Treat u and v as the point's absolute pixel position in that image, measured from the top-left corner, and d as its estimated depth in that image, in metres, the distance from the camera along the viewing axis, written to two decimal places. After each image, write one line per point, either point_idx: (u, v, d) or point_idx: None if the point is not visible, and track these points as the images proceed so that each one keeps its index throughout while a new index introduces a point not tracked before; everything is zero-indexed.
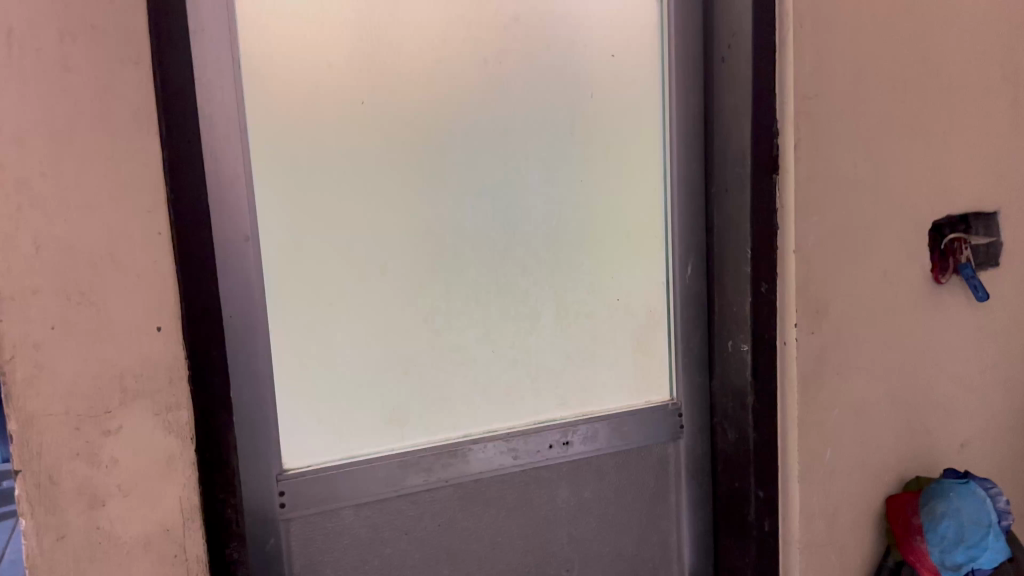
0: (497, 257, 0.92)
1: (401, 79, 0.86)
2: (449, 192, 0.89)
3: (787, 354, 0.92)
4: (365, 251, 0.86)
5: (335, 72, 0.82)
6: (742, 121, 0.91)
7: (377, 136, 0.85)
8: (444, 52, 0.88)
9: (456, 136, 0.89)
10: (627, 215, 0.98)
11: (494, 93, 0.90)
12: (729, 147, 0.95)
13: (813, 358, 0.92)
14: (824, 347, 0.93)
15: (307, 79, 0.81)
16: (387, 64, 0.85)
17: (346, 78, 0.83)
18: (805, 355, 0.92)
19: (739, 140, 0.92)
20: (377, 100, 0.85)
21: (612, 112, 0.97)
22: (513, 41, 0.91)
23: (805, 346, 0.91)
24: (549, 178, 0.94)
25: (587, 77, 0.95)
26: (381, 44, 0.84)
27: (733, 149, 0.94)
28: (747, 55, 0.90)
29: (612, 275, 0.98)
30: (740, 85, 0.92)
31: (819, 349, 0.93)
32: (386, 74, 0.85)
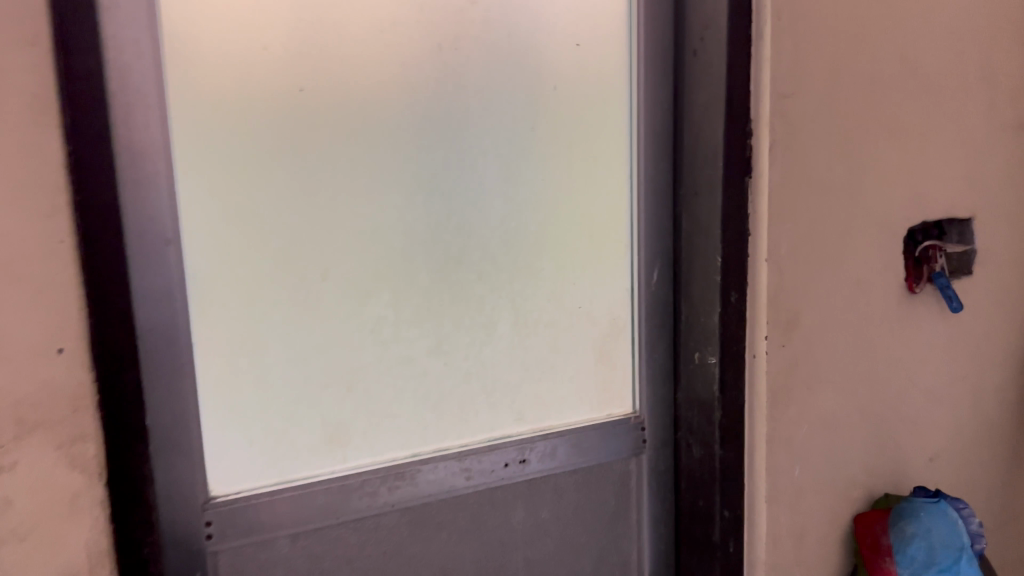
0: (450, 263, 0.85)
1: (344, 67, 0.77)
2: (397, 191, 0.81)
3: (757, 370, 0.87)
4: (303, 256, 0.77)
5: (270, 57, 0.74)
6: (716, 120, 0.85)
7: (316, 130, 0.77)
8: (393, 38, 0.79)
9: (405, 130, 0.81)
10: (591, 217, 0.91)
11: (448, 84, 0.83)
12: (701, 147, 0.88)
13: (784, 373, 0.88)
14: (795, 360, 0.88)
15: (239, 65, 0.72)
16: (330, 48, 0.77)
17: (282, 64, 0.74)
18: (776, 371, 0.87)
19: (711, 140, 0.86)
20: (318, 89, 0.76)
21: (575, 107, 0.89)
22: (469, 27, 0.83)
23: (776, 361, 0.87)
24: (508, 176, 0.87)
25: (549, 68, 0.87)
26: (323, 26, 0.76)
27: (705, 151, 0.88)
28: (722, 51, 0.84)
29: (574, 281, 0.91)
30: (713, 82, 0.86)
31: (790, 363, 0.88)
32: (327, 62, 0.76)
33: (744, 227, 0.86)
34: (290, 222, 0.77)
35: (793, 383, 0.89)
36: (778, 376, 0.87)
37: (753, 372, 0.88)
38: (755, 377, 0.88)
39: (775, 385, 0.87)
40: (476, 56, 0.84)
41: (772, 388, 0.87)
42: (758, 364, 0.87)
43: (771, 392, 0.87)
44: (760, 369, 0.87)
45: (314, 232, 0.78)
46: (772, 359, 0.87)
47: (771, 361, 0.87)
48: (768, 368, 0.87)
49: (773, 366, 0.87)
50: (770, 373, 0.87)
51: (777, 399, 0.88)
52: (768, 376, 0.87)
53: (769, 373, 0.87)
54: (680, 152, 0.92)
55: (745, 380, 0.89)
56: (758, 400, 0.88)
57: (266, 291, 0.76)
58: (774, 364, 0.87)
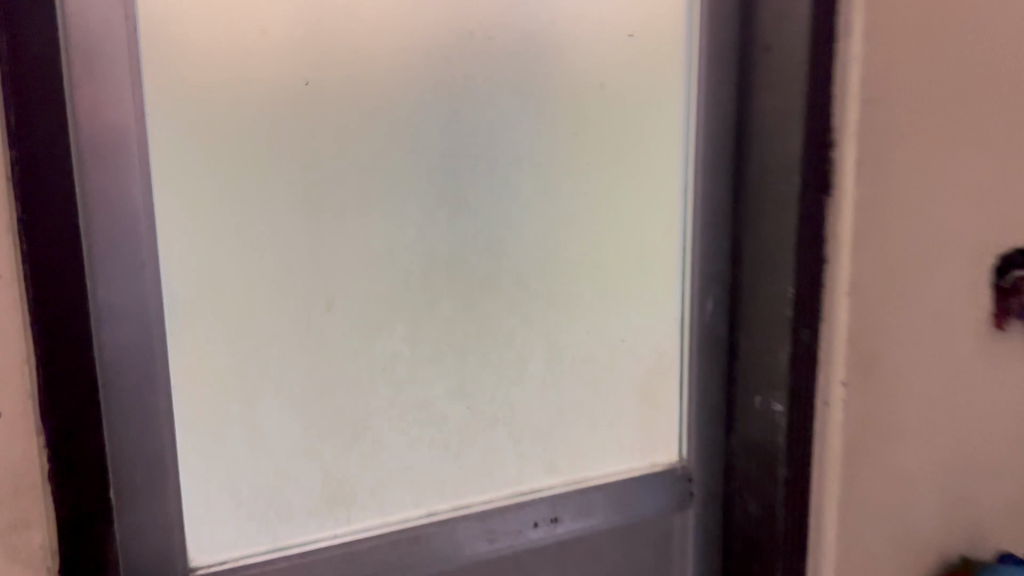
0: (477, 289, 0.73)
1: (358, 56, 0.65)
2: (416, 205, 0.69)
3: (831, 421, 0.75)
4: (304, 280, 0.66)
5: (270, 43, 0.62)
6: (791, 130, 0.73)
7: (323, 132, 0.65)
8: (416, 24, 0.67)
9: (427, 133, 0.69)
10: (639, 237, 0.79)
11: (479, 79, 0.70)
12: (772, 161, 0.76)
13: (863, 424, 0.76)
14: (874, 409, 0.76)
15: (235, 50, 0.61)
16: (339, 33, 0.64)
17: (284, 50, 0.63)
18: (852, 423, 0.75)
19: (788, 155, 0.74)
20: (325, 83, 0.64)
21: (624, 109, 0.76)
22: (507, 11, 0.70)
23: (852, 410, 0.75)
24: (544, 189, 0.74)
25: (595, 63, 0.74)
26: (334, 7, 0.64)
27: (778, 165, 0.75)
28: (801, 49, 0.71)
29: (617, 311, 0.79)
30: (791, 85, 0.73)
31: (869, 413, 0.76)
32: (338, 51, 0.64)
33: (819, 256, 0.74)
34: (289, 241, 0.65)
35: (871, 436, 0.77)
36: (854, 428, 0.75)
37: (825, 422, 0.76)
38: (827, 429, 0.76)
39: (851, 438, 0.75)
40: (513, 46, 0.71)
41: (847, 442, 0.75)
42: (831, 414, 0.75)
43: (846, 447, 0.75)
44: (836, 419, 0.75)
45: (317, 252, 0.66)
46: (848, 409, 0.75)
47: (847, 411, 0.75)
48: (844, 420, 0.75)
49: (848, 416, 0.75)
50: (845, 424, 0.75)
51: (853, 454, 0.76)
52: (844, 429, 0.75)
53: (845, 425, 0.75)
54: (742, 166, 0.79)
55: (817, 433, 0.77)
56: (832, 456, 0.76)
57: (258, 323, 0.64)
58: (850, 415, 0.75)
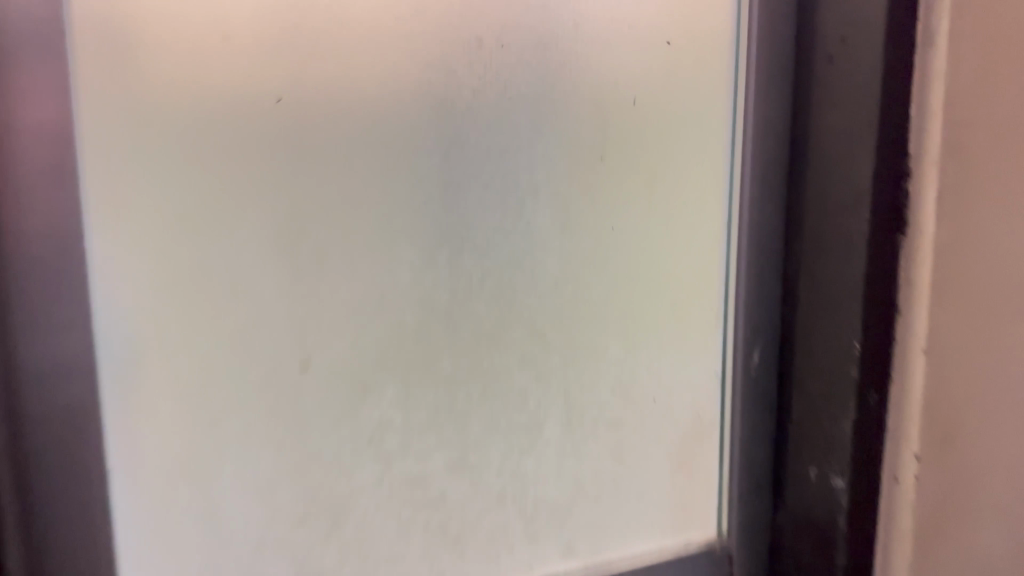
0: (485, 342, 0.61)
1: (343, 67, 0.54)
2: (410, 245, 0.58)
3: (906, 501, 0.63)
4: (278, 335, 0.55)
5: (235, 52, 0.51)
6: (858, 158, 0.60)
7: (299, 157, 0.54)
8: (413, 29, 0.56)
9: (425, 160, 0.57)
10: (675, 279, 0.67)
11: (487, 95, 0.59)
12: (838, 192, 0.62)
13: (947, 504, 0.63)
14: (962, 487, 0.63)
15: (192, 61, 0.51)
16: (320, 41, 0.53)
17: (251, 61, 0.52)
18: (933, 502, 0.62)
19: (855, 186, 0.60)
20: (303, 100, 0.53)
21: (658, 130, 0.64)
22: (521, 14, 0.59)
23: (933, 488, 0.62)
24: (565, 223, 0.63)
25: (630, 74, 0.63)
26: (313, 8, 0.53)
27: (841, 198, 0.62)
28: (869, 60, 0.58)
29: (648, 367, 0.67)
30: (860, 102, 0.59)
31: (956, 492, 0.63)
32: (318, 61, 0.53)
33: (891, 303, 0.62)
34: (257, 289, 0.54)
35: (958, 517, 0.63)
36: (934, 508, 0.63)
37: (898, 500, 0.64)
38: (900, 509, 0.63)
39: (931, 520, 0.63)
40: (529, 56, 0.60)
41: (924, 525, 0.63)
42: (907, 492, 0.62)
43: (922, 530, 0.63)
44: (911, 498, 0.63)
45: (291, 303, 0.55)
46: (926, 486, 0.62)
47: (926, 490, 0.62)
48: (922, 500, 0.62)
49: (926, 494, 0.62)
50: (922, 504, 0.62)
51: (932, 539, 0.63)
52: (921, 509, 0.62)
53: (922, 505, 0.62)
54: (797, 196, 0.66)
55: (891, 514, 0.64)
56: (906, 541, 0.63)
57: (218, 390, 0.54)
58: (928, 493, 0.62)
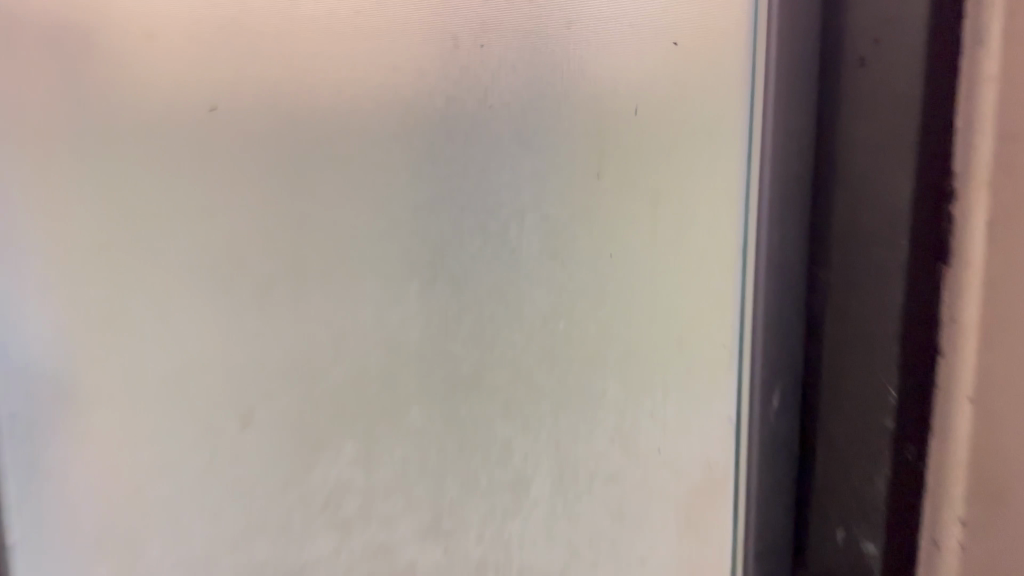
0: (460, 391, 0.53)
1: (287, 71, 0.47)
2: (370, 276, 0.50)
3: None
4: (218, 379, 0.49)
5: (167, 63, 0.46)
6: (896, 112, 0.40)
7: (236, 174, 0.47)
8: (372, 25, 0.48)
9: (389, 181, 0.49)
10: (688, 328, 0.53)
11: (463, 102, 0.50)
12: (869, 213, 0.42)
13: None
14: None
15: (120, 71, 0.46)
16: (265, 50, 0.47)
17: (185, 72, 0.46)
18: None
19: (888, 145, 0.41)
20: (243, 115, 0.47)
21: (670, 145, 0.51)
22: (498, 9, 0.49)
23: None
24: (555, 252, 0.52)
25: (631, 81, 0.50)
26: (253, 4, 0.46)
27: (871, 161, 0.42)
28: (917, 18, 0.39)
29: (654, 418, 0.55)
30: (899, 86, 0.40)
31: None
32: (256, 64, 0.46)
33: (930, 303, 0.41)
34: (191, 324, 0.48)
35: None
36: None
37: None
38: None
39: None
40: (511, 59, 0.50)
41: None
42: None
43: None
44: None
45: (230, 348, 0.49)
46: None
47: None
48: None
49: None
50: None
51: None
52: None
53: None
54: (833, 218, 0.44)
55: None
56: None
57: (149, 437, 0.49)
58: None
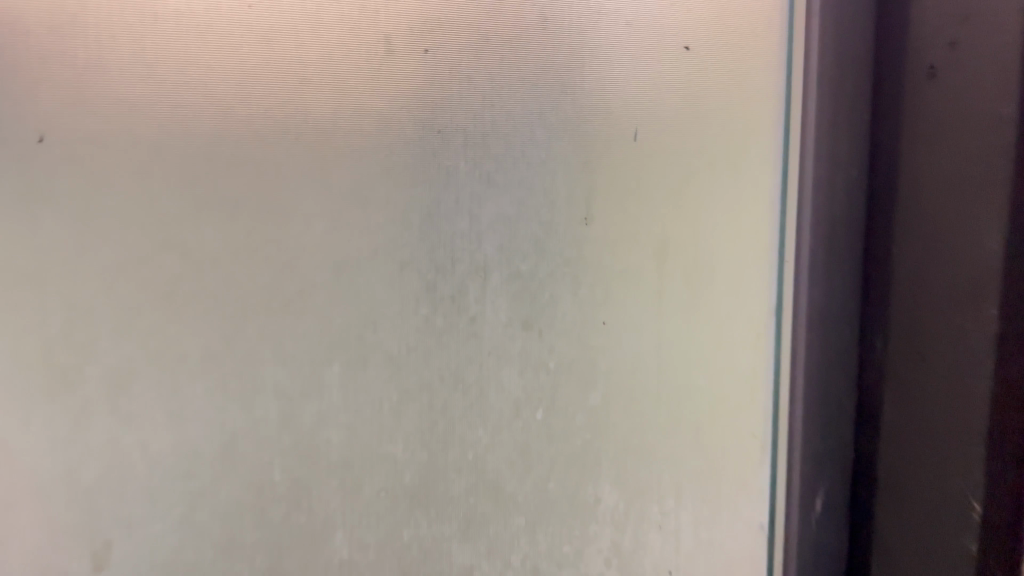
0: (402, 508, 0.40)
1: (148, 87, 0.35)
2: (274, 359, 0.37)
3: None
4: (57, 500, 0.37)
5: None
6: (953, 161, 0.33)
7: (75, 226, 0.35)
8: (273, 23, 0.35)
9: (298, 232, 0.37)
10: (711, 411, 0.41)
11: (404, 125, 0.37)
12: (931, 275, 0.35)
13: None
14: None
15: None
16: (115, 62, 0.34)
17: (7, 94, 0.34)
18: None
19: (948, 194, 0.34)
20: (87, 148, 0.35)
21: (678, 179, 0.40)
22: (446, 0, 0.37)
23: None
24: (529, 320, 0.40)
25: (627, 97, 0.39)
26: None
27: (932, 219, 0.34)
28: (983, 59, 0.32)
29: (667, 532, 0.42)
30: (983, 107, 0.32)
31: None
32: (107, 78, 0.34)
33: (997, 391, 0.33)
34: (22, 427, 0.36)
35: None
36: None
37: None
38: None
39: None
40: (465, 67, 0.38)
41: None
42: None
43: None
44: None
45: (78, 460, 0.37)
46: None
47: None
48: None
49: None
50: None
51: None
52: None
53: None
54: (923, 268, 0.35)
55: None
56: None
57: None
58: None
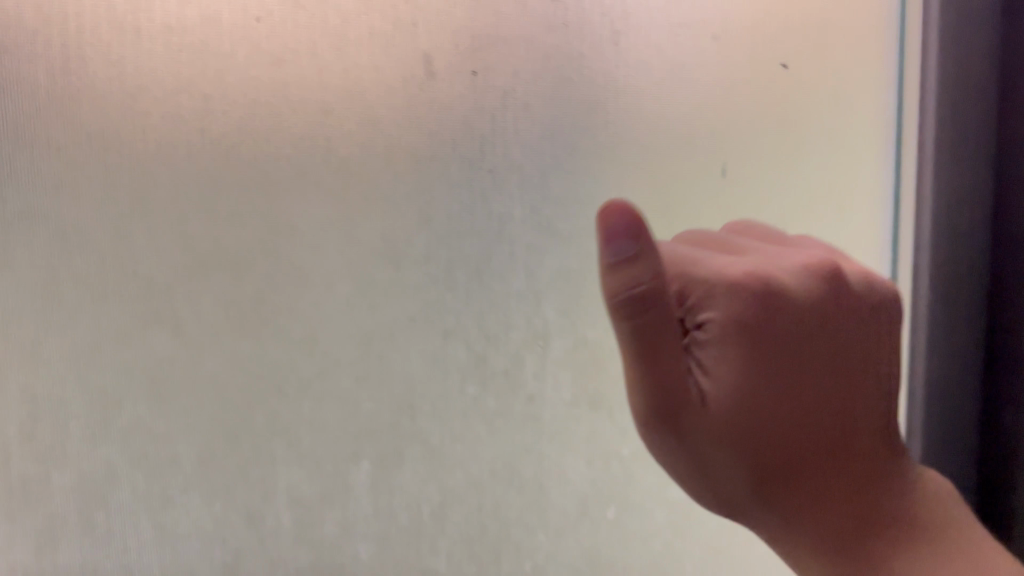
0: None
1: (128, 122, 0.27)
2: (289, 459, 0.30)
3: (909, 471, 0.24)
4: None
5: None
6: None
7: (27, 306, 0.27)
8: (285, 40, 0.28)
9: (320, 300, 0.30)
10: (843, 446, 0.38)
11: (448, 165, 0.31)
12: None
13: (816, 446, 0.23)
14: (791, 343, 0.23)
15: None
16: (76, 89, 0.26)
17: None
18: (745, 373, 0.22)
19: None
20: (43, 202, 0.27)
21: (775, 212, 0.36)
22: (501, 21, 0.31)
23: (739, 354, 0.22)
24: (598, 398, 0.33)
25: (711, 125, 0.35)
26: (68, 3, 0.26)
27: None
28: None
29: None
30: None
31: (820, 341, 0.23)
32: (70, 112, 0.27)
33: None
34: None
35: (870, 461, 0.23)
36: (774, 379, 0.23)
37: (896, 496, 0.23)
38: (650, 358, 0.22)
39: (795, 458, 0.23)
40: (523, 92, 0.32)
41: (747, 453, 0.23)
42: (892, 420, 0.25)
43: (735, 438, 0.22)
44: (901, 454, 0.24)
45: None
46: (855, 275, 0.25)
47: (713, 352, 0.23)
48: (721, 354, 0.23)
49: (823, 359, 0.23)
50: (749, 358, 0.22)
51: (779, 482, 0.23)
52: (715, 269, 0.23)
53: (731, 379, 0.22)
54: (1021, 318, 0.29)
55: (728, 439, 0.23)
56: (711, 474, 0.23)
57: None
58: (686, 263, 0.23)
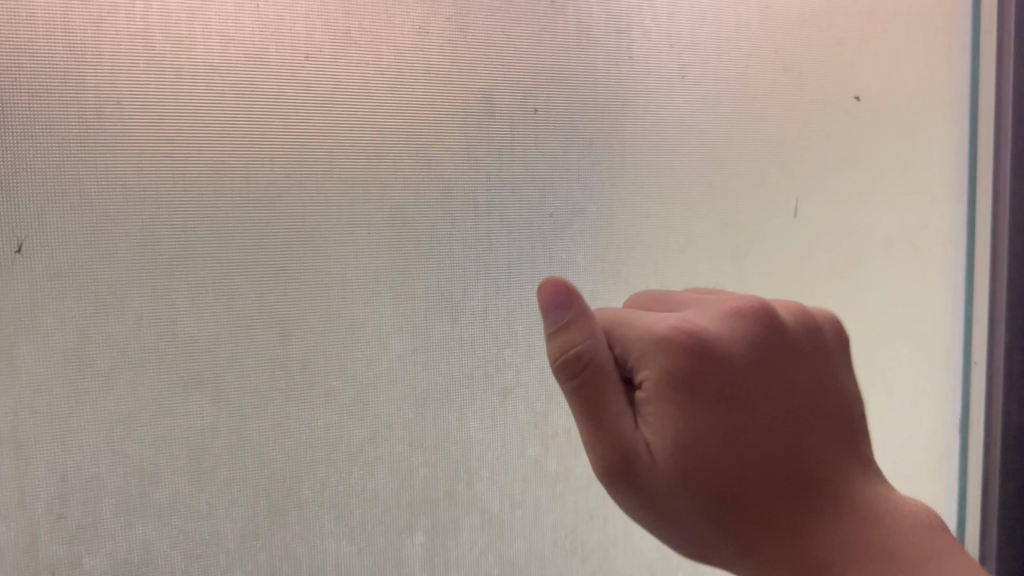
0: None
1: (167, 168, 0.25)
2: (339, 530, 0.28)
3: (897, 496, 0.22)
4: None
5: None
6: None
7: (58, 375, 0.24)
8: (338, 79, 0.26)
9: (373, 361, 0.27)
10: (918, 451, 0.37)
11: (508, 209, 0.28)
12: None
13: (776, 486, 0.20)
14: (734, 387, 0.21)
15: None
16: (111, 133, 0.24)
17: None
18: (692, 431, 0.20)
19: None
20: (74, 260, 0.24)
21: (853, 251, 0.34)
22: (565, 54, 0.29)
23: (682, 410, 0.20)
24: None
25: (785, 160, 0.32)
26: (102, 41, 0.24)
27: None
28: None
29: None
30: None
31: (768, 385, 0.21)
32: (104, 158, 0.24)
33: None
34: None
35: (842, 493, 0.21)
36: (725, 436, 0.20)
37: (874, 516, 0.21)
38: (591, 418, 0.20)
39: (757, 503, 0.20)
40: (586, 131, 0.29)
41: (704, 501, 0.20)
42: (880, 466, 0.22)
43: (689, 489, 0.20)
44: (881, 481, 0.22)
45: None
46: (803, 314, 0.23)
47: (654, 408, 0.20)
48: (661, 411, 0.20)
49: (768, 403, 0.21)
50: (692, 407, 0.20)
51: (741, 523, 0.20)
52: (650, 323, 0.21)
53: (676, 428, 0.20)
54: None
55: (683, 486, 0.20)
56: (674, 525, 0.20)
57: None
58: (617, 321, 0.21)
